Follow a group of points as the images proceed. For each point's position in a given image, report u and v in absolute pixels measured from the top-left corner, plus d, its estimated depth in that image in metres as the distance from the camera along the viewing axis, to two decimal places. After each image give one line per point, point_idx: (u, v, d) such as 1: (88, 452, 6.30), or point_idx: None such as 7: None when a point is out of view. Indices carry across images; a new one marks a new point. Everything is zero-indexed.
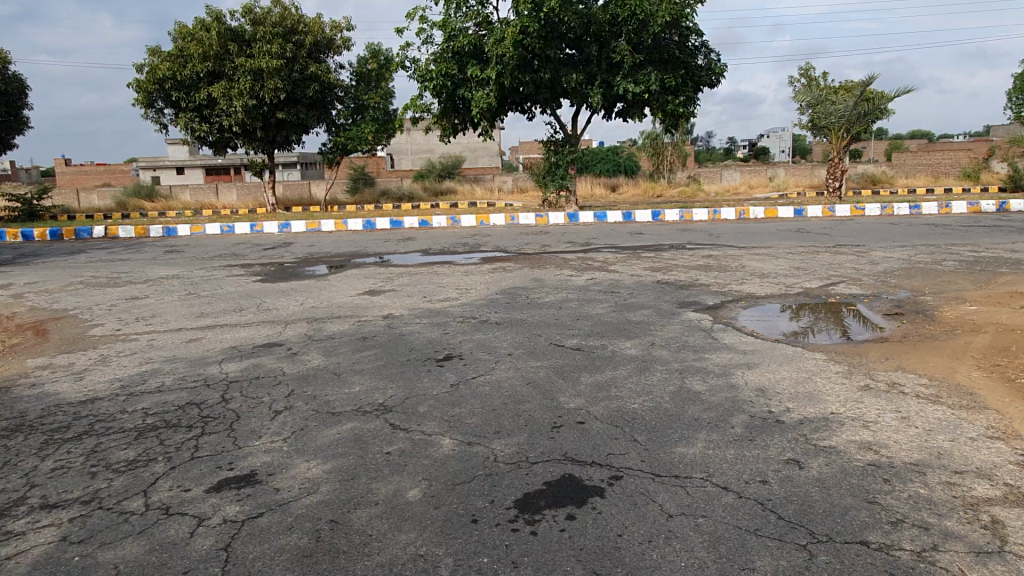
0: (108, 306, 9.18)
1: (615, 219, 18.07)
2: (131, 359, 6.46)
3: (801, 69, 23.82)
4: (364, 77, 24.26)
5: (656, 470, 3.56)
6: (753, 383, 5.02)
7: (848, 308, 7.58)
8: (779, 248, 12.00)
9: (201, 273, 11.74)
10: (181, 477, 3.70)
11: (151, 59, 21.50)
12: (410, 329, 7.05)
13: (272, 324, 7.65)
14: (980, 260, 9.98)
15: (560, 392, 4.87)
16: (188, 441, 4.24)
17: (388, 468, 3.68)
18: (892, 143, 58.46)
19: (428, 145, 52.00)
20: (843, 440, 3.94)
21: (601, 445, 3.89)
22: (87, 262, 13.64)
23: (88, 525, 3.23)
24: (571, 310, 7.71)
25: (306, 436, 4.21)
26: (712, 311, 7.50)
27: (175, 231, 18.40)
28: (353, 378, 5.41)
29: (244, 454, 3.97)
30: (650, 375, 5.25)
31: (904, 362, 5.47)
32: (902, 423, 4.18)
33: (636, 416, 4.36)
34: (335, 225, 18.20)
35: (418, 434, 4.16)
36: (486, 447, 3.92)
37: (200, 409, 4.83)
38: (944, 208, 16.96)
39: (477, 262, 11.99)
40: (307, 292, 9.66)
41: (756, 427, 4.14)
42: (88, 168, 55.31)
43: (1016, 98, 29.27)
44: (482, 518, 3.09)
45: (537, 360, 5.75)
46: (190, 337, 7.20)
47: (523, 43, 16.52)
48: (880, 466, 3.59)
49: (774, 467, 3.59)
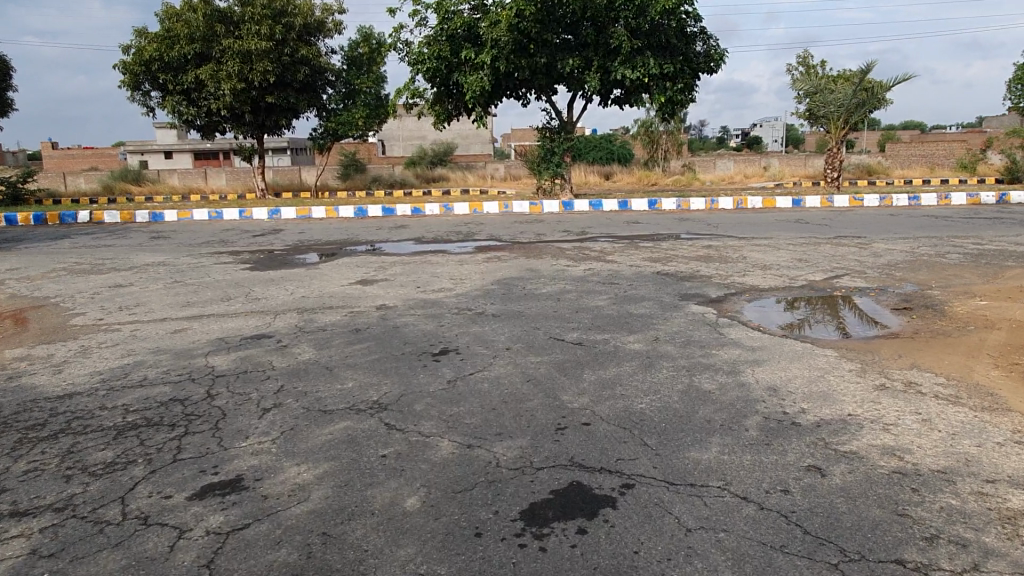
0: (91, 294, 8.87)
1: (611, 208, 17.85)
2: (113, 351, 6.17)
3: (799, 56, 23.38)
4: (355, 61, 23.80)
5: (670, 478, 3.34)
6: (764, 382, 4.81)
7: (846, 302, 7.40)
8: (780, 238, 11.82)
9: (188, 260, 11.43)
10: (162, 481, 3.44)
11: (138, 40, 21.02)
12: (405, 321, 6.80)
13: (261, 314, 7.38)
14: (985, 253, 9.83)
15: (562, 391, 4.65)
16: (171, 441, 3.98)
17: (384, 473, 3.44)
18: (884, 134, 58.34)
19: (420, 132, 51.60)
20: (865, 445, 3.74)
21: (609, 450, 3.66)
22: (71, 248, 13.29)
23: (59, 537, 2.97)
24: (570, 303, 7.47)
25: (296, 437, 3.96)
26: (716, 305, 7.29)
27: (162, 217, 18.01)
28: (346, 373, 5.17)
29: (230, 457, 3.72)
30: (657, 373, 5.03)
31: (918, 360, 5.27)
32: (924, 427, 3.99)
33: (644, 417, 4.14)
34: (326, 212, 17.86)
35: (415, 435, 3.93)
36: (487, 450, 3.69)
37: (185, 407, 4.57)
38: (943, 199, 16.84)
39: (471, 251, 11.72)
40: (298, 281, 9.38)
41: (771, 431, 3.94)
42: (76, 152, 54.66)
43: (1015, 88, 29.06)
44: (486, 531, 2.87)
45: (537, 355, 5.52)
46: (175, 328, 6.93)
47: (519, 27, 16.21)
48: (907, 474, 3.39)
49: (795, 474, 3.38)
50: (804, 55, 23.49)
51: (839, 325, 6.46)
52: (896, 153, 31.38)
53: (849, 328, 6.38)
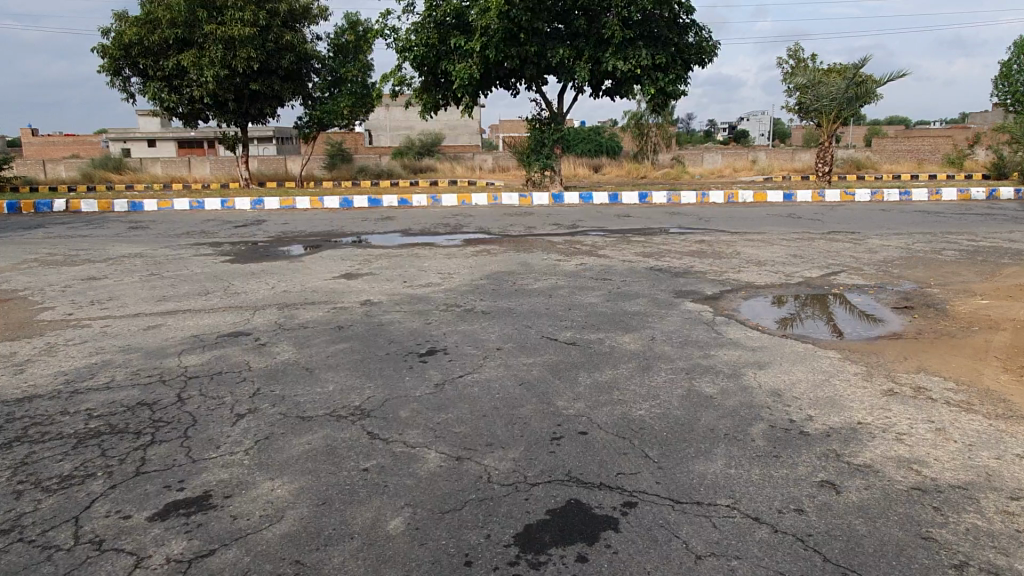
0: (62, 287, 8.50)
1: (601, 201, 17.60)
2: (81, 349, 5.85)
3: (789, 50, 23.11)
4: (341, 49, 23.29)
5: (675, 496, 3.10)
6: (768, 386, 4.57)
7: (836, 299, 7.21)
8: (773, 233, 11.62)
9: (166, 251, 11.05)
10: (121, 499, 3.15)
11: (118, 24, 20.49)
12: (390, 319, 6.50)
13: (239, 310, 7.07)
14: (980, 250, 9.68)
15: (557, 396, 4.39)
16: (134, 452, 3.69)
17: (366, 490, 3.17)
18: (870, 130, 58.50)
19: (408, 122, 51.11)
20: (879, 456, 3.52)
21: (608, 463, 3.41)
22: (44, 238, 12.85)
23: (2, 565, 2.66)
24: (562, 300, 7.21)
25: (271, 447, 3.67)
26: (712, 302, 7.05)
27: (141, 206, 17.55)
28: (327, 375, 4.88)
29: (199, 470, 3.43)
30: (655, 376, 4.78)
31: (925, 363, 5.07)
32: (938, 436, 3.77)
33: (644, 426, 3.88)
34: (311, 203, 17.48)
35: (400, 445, 3.66)
36: (478, 463, 3.43)
37: (153, 412, 4.27)
38: (934, 195, 16.74)
39: (459, 244, 11.42)
40: (279, 274, 9.03)
41: (778, 441, 3.70)
42: (56, 139, 53.78)
43: (1003, 86, 29.08)
44: (477, 560, 2.62)
45: (530, 356, 5.26)
46: (148, 324, 6.60)
47: (509, 15, 15.87)
48: (927, 491, 3.17)
49: (807, 491, 3.15)
50: (794, 47, 23.19)
51: (832, 324, 6.25)
52: (883, 148, 31.36)
53: (841, 326, 6.17)
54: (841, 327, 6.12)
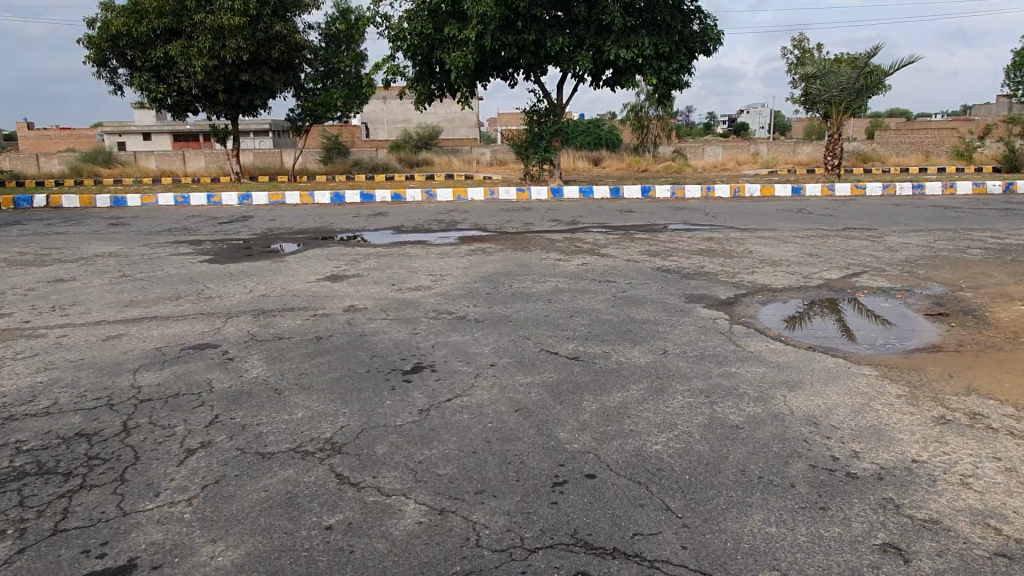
0: (24, 291, 7.88)
1: (602, 196, 17.01)
2: (28, 364, 5.24)
3: (795, 39, 22.45)
4: (334, 39, 22.57)
5: (706, 567, 2.53)
6: (801, 412, 3.98)
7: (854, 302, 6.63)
8: (785, 231, 10.99)
9: (143, 251, 10.43)
10: (28, 568, 2.59)
11: (103, 14, 19.83)
12: (374, 328, 5.89)
13: (210, 317, 6.45)
14: (1008, 248, 9.08)
15: (559, 425, 3.79)
16: (58, 500, 3.11)
17: (327, 560, 2.59)
18: (874, 121, 57.63)
19: (405, 116, 50.51)
20: (946, 508, 2.94)
21: (624, 518, 2.83)
22: (19, 235, 12.22)
23: None
24: (563, 305, 6.62)
25: (219, 497, 3.08)
26: (727, 308, 6.45)
27: (125, 201, 16.90)
28: (296, 400, 4.26)
29: (130, 526, 2.86)
30: (671, 400, 4.17)
31: (975, 383, 4.46)
32: (1011, 480, 3.18)
33: (663, 467, 3.29)
34: (300, 198, 16.86)
35: (373, 493, 3.07)
36: (465, 518, 2.85)
37: (91, 446, 3.68)
38: (948, 188, 16.09)
39: (454, 241, 10.81)
40: (259, 276, 8.40)
41: (821, 485, 3.12)
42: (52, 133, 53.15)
43: (1015, 76, 28.03)
44: None
45: (528, 375, 4.65)
46: (108, 334, 5.98)
47: (506, 2, 15.20)
48: (1015, 558, 2.58)
49: (869, 560, 2.57)
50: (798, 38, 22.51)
51: (854, 329, 5.68)
52: (887, 141, 30.78)
53: (867, 334, 5.58)
54: (867, 336, 5.54)
